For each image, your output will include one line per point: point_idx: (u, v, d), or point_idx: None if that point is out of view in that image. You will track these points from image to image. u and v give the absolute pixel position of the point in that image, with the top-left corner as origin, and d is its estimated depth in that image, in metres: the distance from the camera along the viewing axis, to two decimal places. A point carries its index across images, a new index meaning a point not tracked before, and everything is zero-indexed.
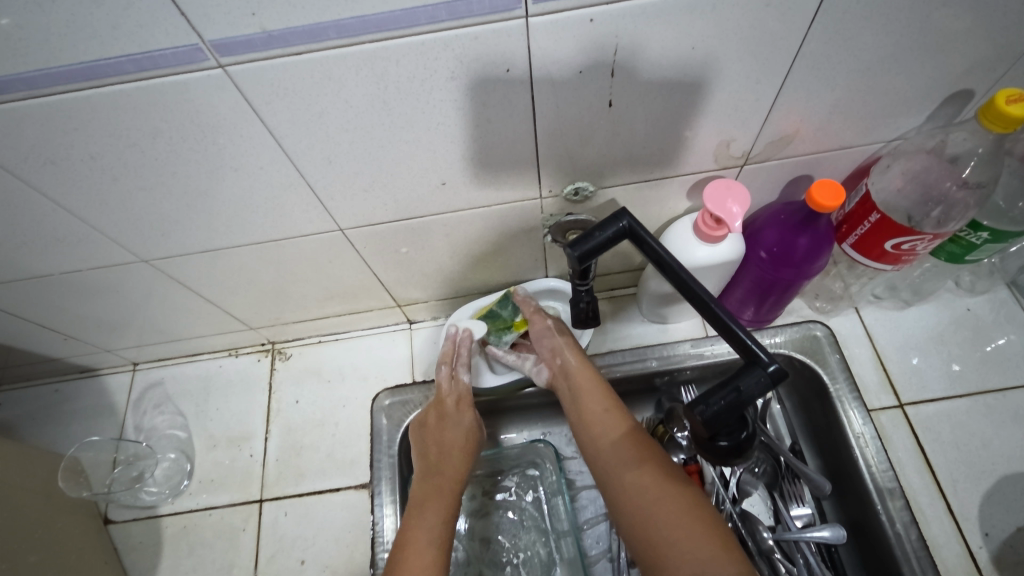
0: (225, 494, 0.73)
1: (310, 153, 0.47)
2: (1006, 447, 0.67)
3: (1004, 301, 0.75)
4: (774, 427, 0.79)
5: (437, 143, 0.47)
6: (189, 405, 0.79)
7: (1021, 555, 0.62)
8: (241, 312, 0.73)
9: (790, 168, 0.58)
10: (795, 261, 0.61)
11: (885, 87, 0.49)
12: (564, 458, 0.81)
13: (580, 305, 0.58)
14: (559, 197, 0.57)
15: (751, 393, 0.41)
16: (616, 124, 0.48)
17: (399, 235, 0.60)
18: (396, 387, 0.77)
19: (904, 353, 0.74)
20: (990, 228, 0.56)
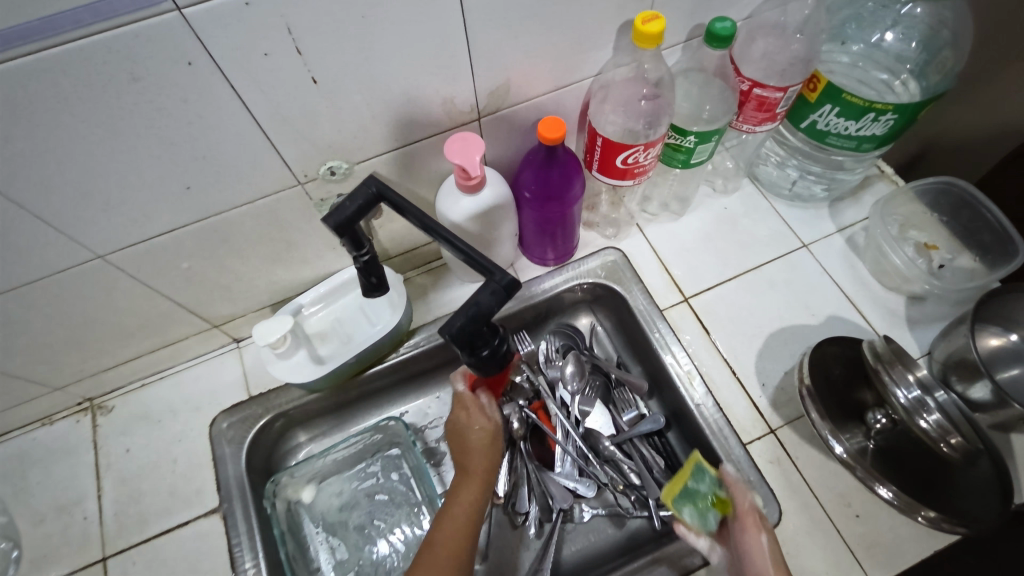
0: (64, 564, 0.69)
1: (22, 182, 0.46)
2: (767, 311, 0.80)
3: (750, 194, 0.89)
4: (602, 349, 0.89)
5: (157, 146, 0.48)
6: (4, 488, 0.73)
7: (790, 393, 0.75)
8: (34, 373, 0.69)
9: (524, 114, 0.65)
10: (553, 193, 0.69)
11: (562, 27, 0.57)
12: (421, 429, 0.84)
13: (365, 276, 0.62)
14: (318, 180, 0.60)
15: (488, 304, 0.48)
16: (333, 98, 0.52)
17: (171, 249, 0.60)
18: (233, 406, 0.76)
19: (682, 257, 0.85)
20: (695, 132, 0.67)
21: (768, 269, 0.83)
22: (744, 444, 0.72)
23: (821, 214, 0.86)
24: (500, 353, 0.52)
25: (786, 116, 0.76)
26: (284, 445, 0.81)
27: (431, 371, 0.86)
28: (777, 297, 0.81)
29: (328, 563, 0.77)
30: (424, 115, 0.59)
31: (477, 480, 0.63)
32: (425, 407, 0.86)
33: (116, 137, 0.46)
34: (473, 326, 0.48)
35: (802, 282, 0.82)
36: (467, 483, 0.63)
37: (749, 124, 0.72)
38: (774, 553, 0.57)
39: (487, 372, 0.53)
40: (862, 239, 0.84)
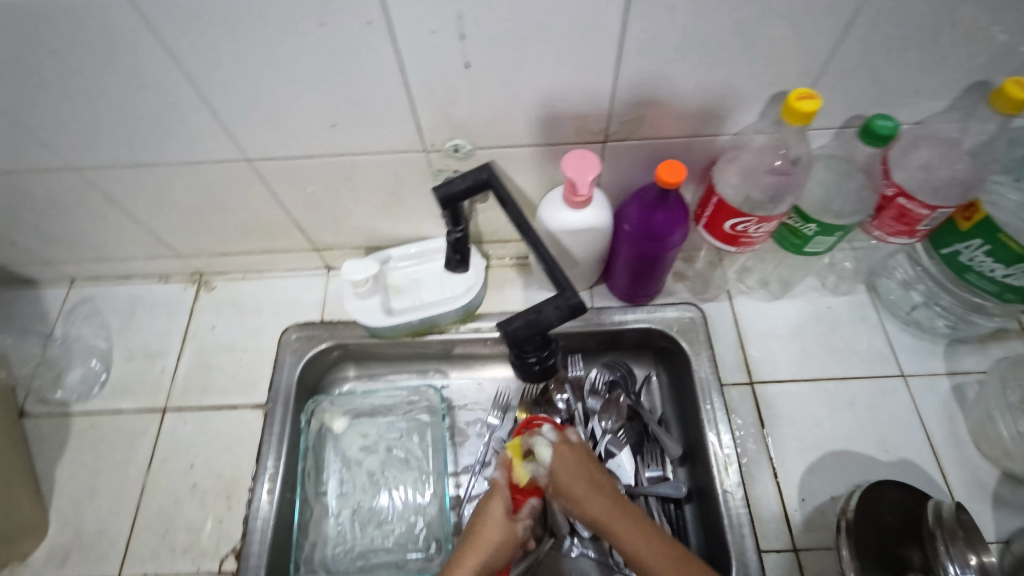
0: (134, 400, 0.80)
1: (210, 79, 0.54)
2: (834, 427, 0.74)
3: (862, 303, 0.82)
4: (649, 400, 0.86)
5: (321, 84, 0.55)
6: (115, 321, 0.86)
7: (829, 519, 0.69)
8: (168, 237, 0.80)
9: (649, 151, 0.66)
10: (652, 236, 0.68)
11: (713, 79, 0.57)
12: (454, 407, 0.88)
13: (453, 251, 0.66)
14: (442, 152, 0.65)
15: (548, 316, 0.50)
16: (478, 84, 0.56)
17: (303, 171, 0.67)
18: (305, 323, 0.84)
19: (764, 340, 0.81)
20: (817, 220, 0.64)
21: (852, 385, 0.77)
22: (759, 550, 0.68)
23: (935, 350, 0.78)
24: (546, 367, 0.53)
25: (928, 236, 0.70)
26: (334, 374, 0.88)
27: (482, 359, 0.89)
28: (851, 417, 0.75)
29: (331, 493, 0.81)
30: (554, 123, 0.61)
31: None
32: (465, 388, 0.89)
33: (292, 65, 0.53)
34: (527, 332, 0.50)
35: (885, 412, 0.75)
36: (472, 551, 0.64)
37: (885, 232, 0.68)
38: (589, 479, 0.67)
39: (526, 378, 0.55)
40: (972, 393, 0.75)
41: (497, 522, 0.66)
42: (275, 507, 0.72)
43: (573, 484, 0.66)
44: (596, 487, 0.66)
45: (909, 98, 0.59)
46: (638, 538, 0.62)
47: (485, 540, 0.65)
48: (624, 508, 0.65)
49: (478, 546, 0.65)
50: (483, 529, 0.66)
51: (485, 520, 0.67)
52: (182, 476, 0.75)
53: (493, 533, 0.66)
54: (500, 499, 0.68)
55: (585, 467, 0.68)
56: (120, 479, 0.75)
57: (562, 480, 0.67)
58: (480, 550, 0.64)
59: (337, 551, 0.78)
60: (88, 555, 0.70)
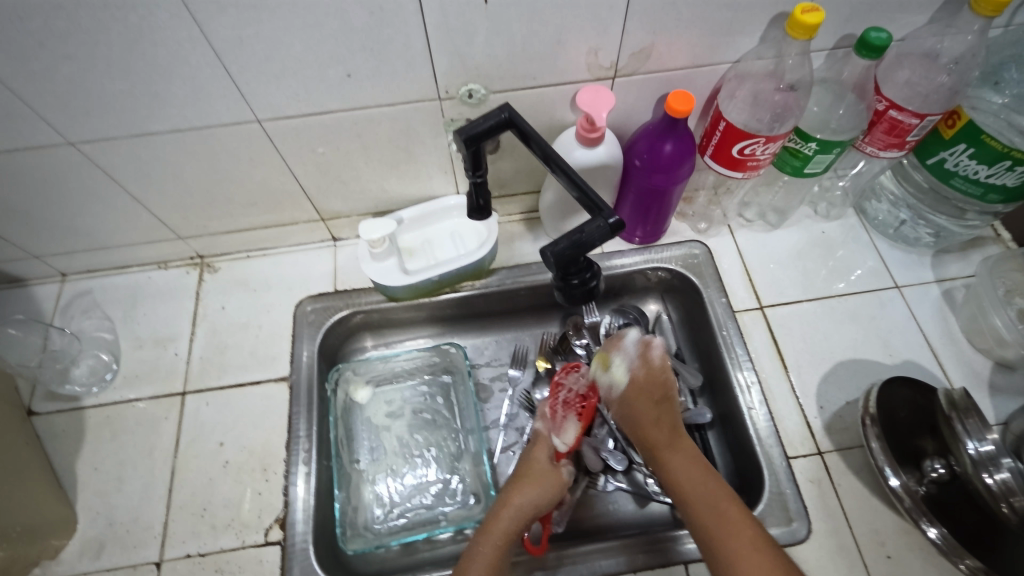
0: (150, 387, 0.78)
1: (223, 30, 0.53)
2: (842, 340, 0.79)
3: (853, 226, 0.88)
4: (663, 338, 0.88)
5: (339, 30, 0.55)
6: (116, 311, 0.83)
7: (847, 422, 0.74)
8: (170, 217, 0.78)
9: (655, 84, 0.68)
10: (663, 167, 0.71)
11: (717, 6, 0.59)
12: (475, 366, 0.88)
13: (474, 196, 0.67)
14: (456, 99, 0.65)
15: (591, 234, 0.51)
16: (495, 21, 0.56)
17: (314, 131, 0.67)
18: (319, 295, 0.84)
19: (768, 267, 0.86)
20: (817, 138, 0.68)
21: (853, 300, 0.82)
22: (788, 457, 0.72)
23: (923, 261, 0.84)
24: (590, 287, 0.54)
25: (914, 150, 0.75)
26: (352, 344, 0.88)
27: (498, 315, 0.91)
28: (856, 329, 0.80)
29: (364, 460, 0.81)
30: (566, 61, 0.63)
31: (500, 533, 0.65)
32: (483, 346, 0.90)
33: (309, 10, 0.52)
34: (573, 251, 0.51)
35: (886, 321, 0.80)
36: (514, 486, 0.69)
37: (874, 146, 0.72)
38: (659, 415, 0.70)
39: (570, 301, 0.56)
40: (960, 295, 0.81)
41: (542, 465, 0.71)
42: (312, 476, 0.72)
43: (636, 407, 0.72)
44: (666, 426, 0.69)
45: (896, 13, 0.63)
46: (700, 484, 0.63)
47: (535, 477, 0.69)
48: (690, 454, 0.67)
49: (530, 481, 0.69)
50: (534, 470, 0.70)
51: (532, 464, 0.71)
52: (213, 456, 0.73)
53: (543, 475, 0.70)
54: (545, 447, 0.73)
55: (655, 405, 0.71)
56: (148, 465, 0.73)
57: (627, 403, 0.73)
58: (532, 486, 0.68)
59: (376, 514, 0.78)
60: (126, 542, 0.68)
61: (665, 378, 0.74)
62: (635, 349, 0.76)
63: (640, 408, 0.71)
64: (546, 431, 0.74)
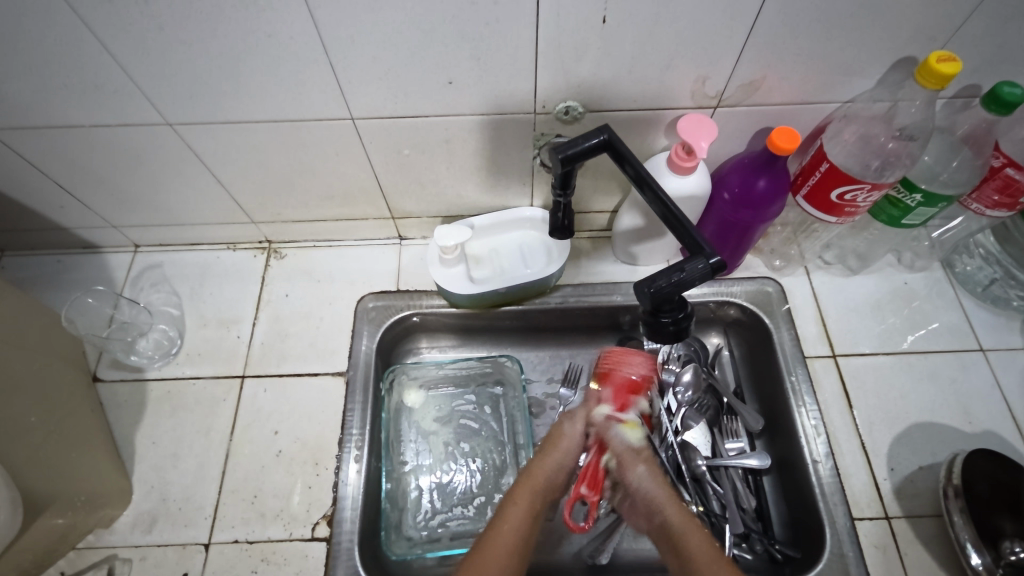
0: (210, 367, 0.78)
1: (337, 28, 0.52)
2: (918, 401, 0.75)
3: (939, 279, 0.84)
4: (722, 373, 0.85)
5: (451, 38, 0.54)
6: (183, 287, 0.84)
7: (919, 488, 0.70)
8: (246, 202, 0.79)
9: (756, 117, 0.65)
10: (754, 203, 0.68)
11: (840, 46, 0.56)
12: (527, 379, 0.87)
13: (557, 215, 0.65)
14: (551, 115, 0.64)
15: (692, 275, 0.50)
16: (608, 41, 0.55)
17: (404, 132, 0.66)
18: (381, 292, 0.84)
19: (844, 314, 0.82)
20: (924, 190, 0.64)
21: (934, 359, 0.78)
22: (852, 518, 0.69)
23: (1012, 325, 0.80)
24: (678, 327, 0.52)
25: (1022, 211, 0.71)
26: (407, 344, 0.87)
27: (554, 331, 0.89)
28: (934, 390, 0.76)
29: (410, 463, 0.81)
30: (670, 86, 0.61)
31: (527, 504, 0.63)
32: (537, 361, 0.88)
33: (426, 16, 0.51)
34: (672, 290, 0.49)
35: (967, 385, 0.76)
36: (511, 505, 0.63)
37: (980, 204, 0.68)
38: (654, 466, 0.66)
39: (657, 339, 0.54)
40: None
41: (530, 484, 0.65)
42: (363, 473, 0.72)
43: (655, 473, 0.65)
44: (665, 483, 0.64)
45: None
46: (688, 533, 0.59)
47: (523, 495, 0.64)
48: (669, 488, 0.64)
49: (521, 494, 0.64)
50: (555, 453, 0.67)
51: (520, 481, 0.66)
52: (267, 443, 0.74)
53: (532, 486, 0.65)
54: (535, 467, 0.67)
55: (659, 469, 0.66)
56: (203, 445, 0.74)
57: (639, 470, 0.65)
58: (517, 508, 0.62)
59: (417, 519, 0.78)
60: (176, 520, 0.69)
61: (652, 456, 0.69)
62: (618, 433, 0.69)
63: (643, 471, 0.65)
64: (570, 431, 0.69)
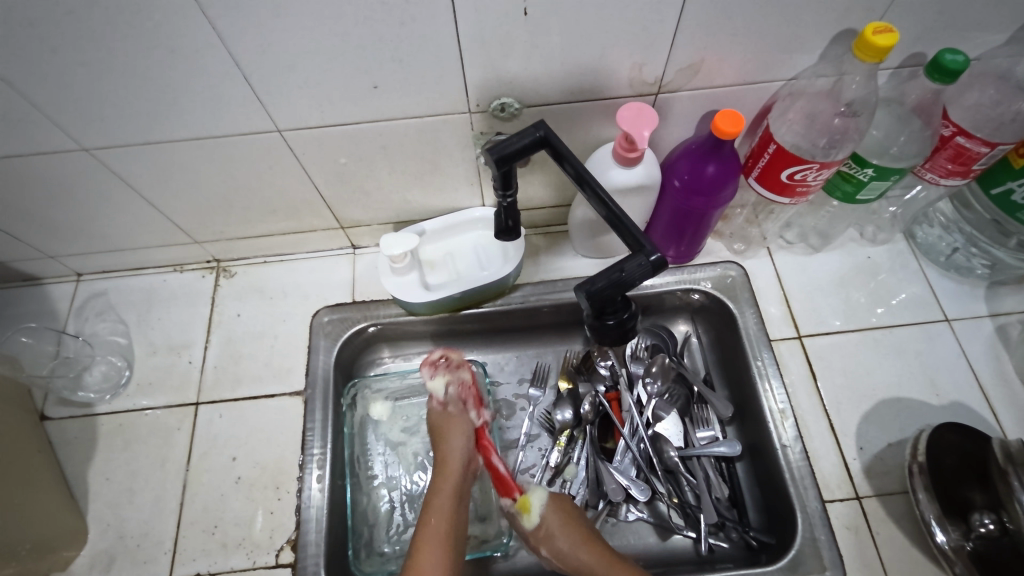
0: (163, 396, 0.76)
1: (244, 39, 0.49)
2: (884, 377, 0.75)
3: (901, 251, 0.83)
4: (691, 361, 0.85)
5: (368, 41, 0.51)
6: (131, 314, 0.82)
7: (888, 466, 0.70)
8: (185, 222, 0.76)
9: (700, 102, 0.63)
10: (705, 189, 0.66)
11: (775, 23, 0.54)
12: (494, 382, 0.85)
13: (503, 217, 0.63)
14: (487, 113, 0.61)
15: (632, 274, 0.47)
16: (533, 33, 0.52)
17: (337, 141, 0.63)
18: (336, 305, 0.81)
19: (808, 293, 0.81)
20: (875, 165, 0.63)
21: (899, 333, 0.77)
22: (823, 500, 0.68)
23: (975, 293, 0.79)
24: (625, 326, 0.50)
25: (977, 178, 0.70)
26: (368, 355, 0.85)
27: (519, 330, 0.87)
28: (900, 365, 0.75)
29: (379, 477, 0.79)
30: (606, 76, 0.58)
31: (448, 490, 0.70)
32: (504, 362, 0.87)
33: (337, 20, 0.49)
34: (612, 291, 0.47)
35: (933, 357, 0.75)
36: (438, 493, 0.70)
37: (934, 173, 0.66)
38: (570, 531, 0.68)
39: (603, 341, 0.52)
40: (1015, 332, 0.76)
41: (453, 464, 0.72)
42: (327, 492, 0.70)
43: (577, 546, 0.67)
44: (586, 544, 0.68)
45: (973, 31, 0.57)
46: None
47: (451, 468, 0.72)
48: (594, 544, 0.68)
49: (444, 484, 0.71)
50: (448, 441, 0.74)
51: (443, 461, 0.72)
52: (225, 470, 0.72)
53: (454, 471, 0.72)
54: (451, 441, 0.73)
55: (573, 533, 0.68)
56: (159, 477, 0.71)
57: (551, 548, 0.69)
58: (445, 492, 0.70)
59: (390, 534, 0.76)
60: (135, 557, 0.67)
61: (563, 499, 0.72)
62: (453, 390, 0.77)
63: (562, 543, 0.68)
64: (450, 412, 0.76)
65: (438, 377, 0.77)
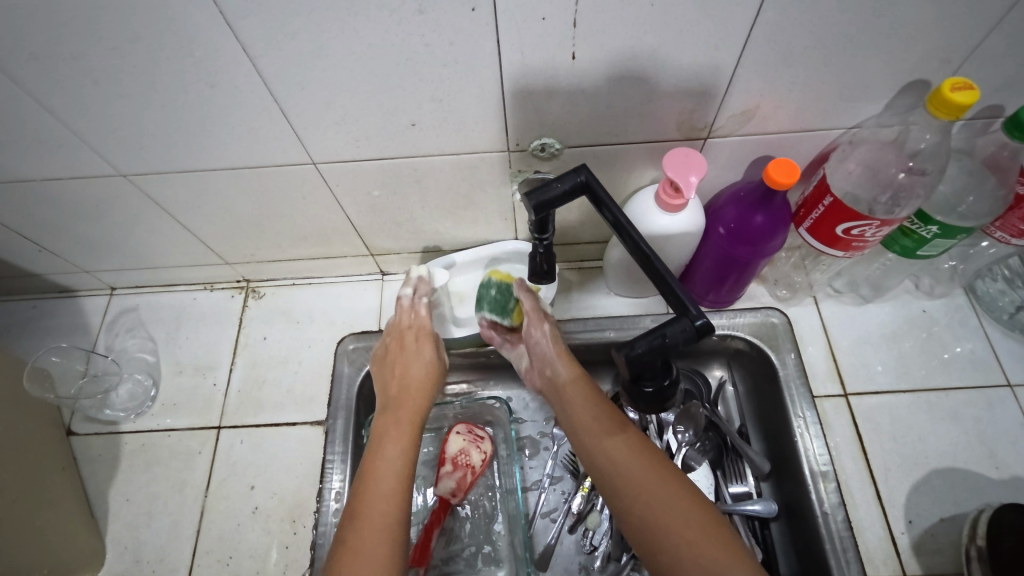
0: (186, 418, 0.76)
1: (283, 77, 0.49)
2: (938, 444, 0.69)
3: (960, 307, 0.77)
4: (725, 410, 0.81)
5: (407, 80, 0.49)
6: (160, 332, 0.82)
7: (940, 543, 0.65)
8: (217, 244, 0.75)
9: (750, 148, 0.60)
10: (751, 239, 0.63)
11: (839, 72, 0.51)
12: (518, 419, 0.84)
13: (538, 260, 0.60)
14: (526, 153, 0.59)
15: (675, 339, 0.44)
16: (579, 77, 0.50)
17: (372, 175, 0.62)
18: (362, 332, 0.79)
19: (856, 347, 0.76)
20: (939, 222, 0.58)
21: (955, 396, 0.72)
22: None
23: None
24: (664, 393, 0.47)
25: None
26: None
27: None
28: (956, 431, 0.70)
29: None
30: (653, 120, 0.56)
31: (408, 408, 0.59)
32: (529, 399, 0.85)
33: (377, 60, 0.47)
34: (652, 356, 0.44)
35: (993, 425, 0.70)
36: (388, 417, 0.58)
37: (1005, 232, 0.61)
38: (585, 390, 0.56)
39: (639, 407, 0.49)
40: None
41: (417, 362, 0.63)
42: None
43: (587, 404, 0.55)
44: (596, 410, 0.54)
45: None
46: (641, 482, 0.48)
47: (409, 371, 0.62)
48: (607, 430, 0.52)
49: (404, 390, 0.60)
50: (407, 370, 0.62)
51: (401, 342, 0.64)
52: (242, 499, 0.71)
53: (409, 376, 0.62)
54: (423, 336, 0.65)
55: (586, 388, 0.56)
56: (177, 502, 0.71)
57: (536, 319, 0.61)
58: (408, 391, 0.60)
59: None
60: None
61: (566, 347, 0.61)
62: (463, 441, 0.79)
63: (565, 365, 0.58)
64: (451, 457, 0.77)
65: (461, 440, 0.79)
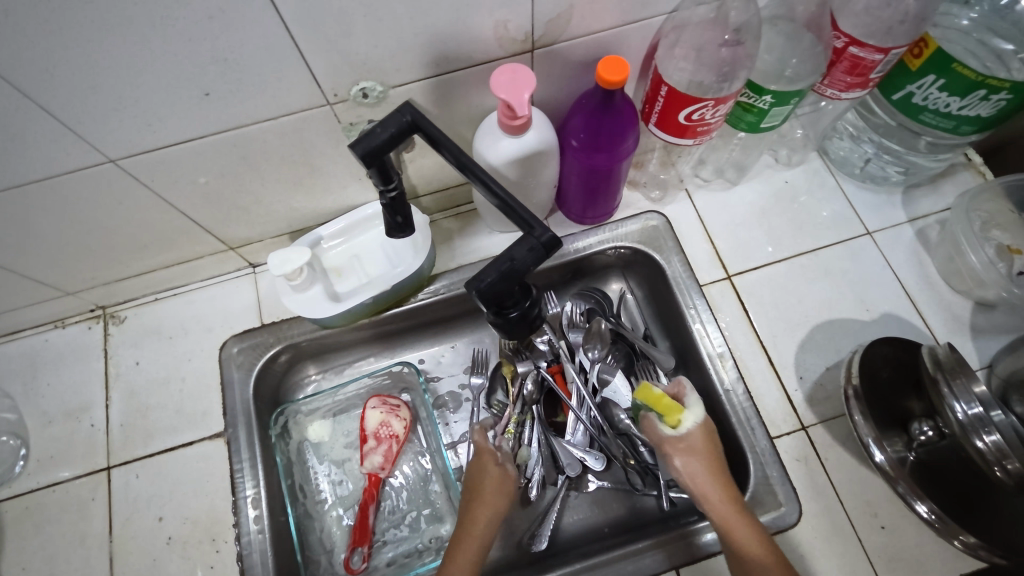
0: (69, 468, 0.69)
1: (21, 66, 0.41)
2: (816, 302, 0.74)
3: (817, 170, 0.81)
4: (629, 319, 0.82)
5: (175, 43, 0.43)
6: (15, 385, 0.73)
7: (829, 390, 0.70)
8: (47, 275, 0.67)
9: (581, 51, 0.58)
10: (604, 145, 0.62)
11: None
12: (430, 378, 0.81)
13: (393, 216, 0.56)
14: (348, 101, 0.55)
15: (523, 261, 0.43)
16: (371, 7, 0.46)
17: (187, 160, 0.56)
18: (244, 332, 0.74)
19: (732, 230, 0.79)
20: (771, 91, 0.59)
21: (824, 255, 0.76)
22: (771, 437, 0.68)
23: (893, 201, 0.78)
24: (529, 315, 0.47)
25: (877, 86, 0.68)
26: (294, 376, 0.79)
27: (449, 321, 0.83)
28: (830, 286, 0.75)
29: (328, 497, 0.75)
30: (470, 39, 0.52)
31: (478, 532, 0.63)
32: (438, 356, 0.82)
33: (126, 26, 0.41)
34: (503, 284, 0.43)
35: (860, 273, 0.75)
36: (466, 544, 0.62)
37: (834, 89, 0.63)
38: (711, 464, 0.61)
39: (512, 334, 0.49)
40: (934, 234, 0.76)
41: (484, 491, 0.66)
42: (266, 533, 0.66)
43: (689, 460, 0.62)
44: (718, 479, 0.61)
45: None
46: (741, 524, 0.58)
47: (483, 506, 0.65)
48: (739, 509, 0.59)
49: (478, 518, 0.64)
50: (483, 475, 0.67)
51: (473, 493, 0.66)
52: (153, 532, 0.67)
53: (481, 506, 0.65)
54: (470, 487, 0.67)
55: (710, 459, 0.61)
56: (81, 555, 0.66)
57: (684, 459, 0.62)
58: (476, 529, 0.63)
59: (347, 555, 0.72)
60: None
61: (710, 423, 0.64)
62: (381, 413, 0.76)
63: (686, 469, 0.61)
64: (373, 431, 0.75)
65: (378, 413, 0.76)
